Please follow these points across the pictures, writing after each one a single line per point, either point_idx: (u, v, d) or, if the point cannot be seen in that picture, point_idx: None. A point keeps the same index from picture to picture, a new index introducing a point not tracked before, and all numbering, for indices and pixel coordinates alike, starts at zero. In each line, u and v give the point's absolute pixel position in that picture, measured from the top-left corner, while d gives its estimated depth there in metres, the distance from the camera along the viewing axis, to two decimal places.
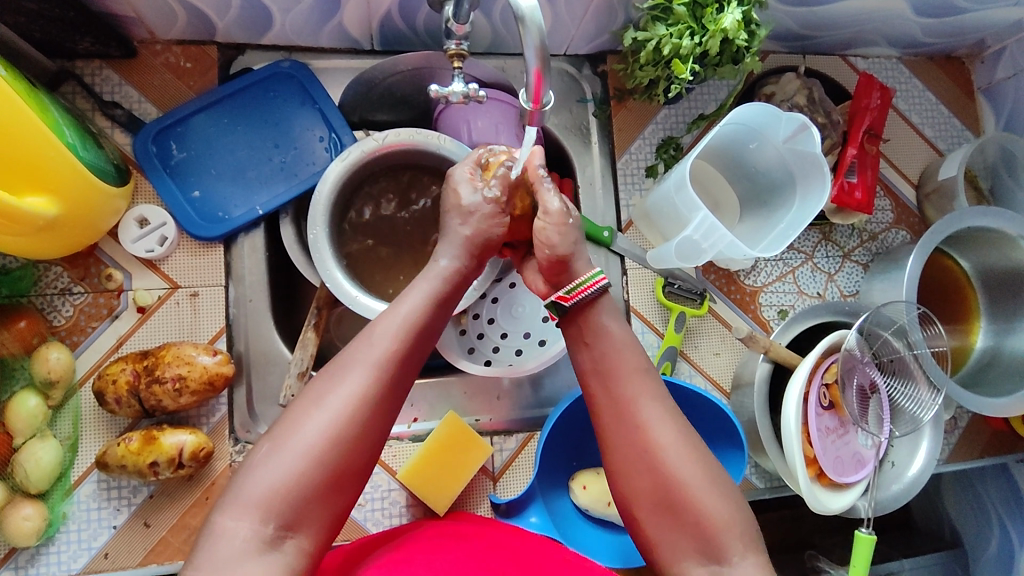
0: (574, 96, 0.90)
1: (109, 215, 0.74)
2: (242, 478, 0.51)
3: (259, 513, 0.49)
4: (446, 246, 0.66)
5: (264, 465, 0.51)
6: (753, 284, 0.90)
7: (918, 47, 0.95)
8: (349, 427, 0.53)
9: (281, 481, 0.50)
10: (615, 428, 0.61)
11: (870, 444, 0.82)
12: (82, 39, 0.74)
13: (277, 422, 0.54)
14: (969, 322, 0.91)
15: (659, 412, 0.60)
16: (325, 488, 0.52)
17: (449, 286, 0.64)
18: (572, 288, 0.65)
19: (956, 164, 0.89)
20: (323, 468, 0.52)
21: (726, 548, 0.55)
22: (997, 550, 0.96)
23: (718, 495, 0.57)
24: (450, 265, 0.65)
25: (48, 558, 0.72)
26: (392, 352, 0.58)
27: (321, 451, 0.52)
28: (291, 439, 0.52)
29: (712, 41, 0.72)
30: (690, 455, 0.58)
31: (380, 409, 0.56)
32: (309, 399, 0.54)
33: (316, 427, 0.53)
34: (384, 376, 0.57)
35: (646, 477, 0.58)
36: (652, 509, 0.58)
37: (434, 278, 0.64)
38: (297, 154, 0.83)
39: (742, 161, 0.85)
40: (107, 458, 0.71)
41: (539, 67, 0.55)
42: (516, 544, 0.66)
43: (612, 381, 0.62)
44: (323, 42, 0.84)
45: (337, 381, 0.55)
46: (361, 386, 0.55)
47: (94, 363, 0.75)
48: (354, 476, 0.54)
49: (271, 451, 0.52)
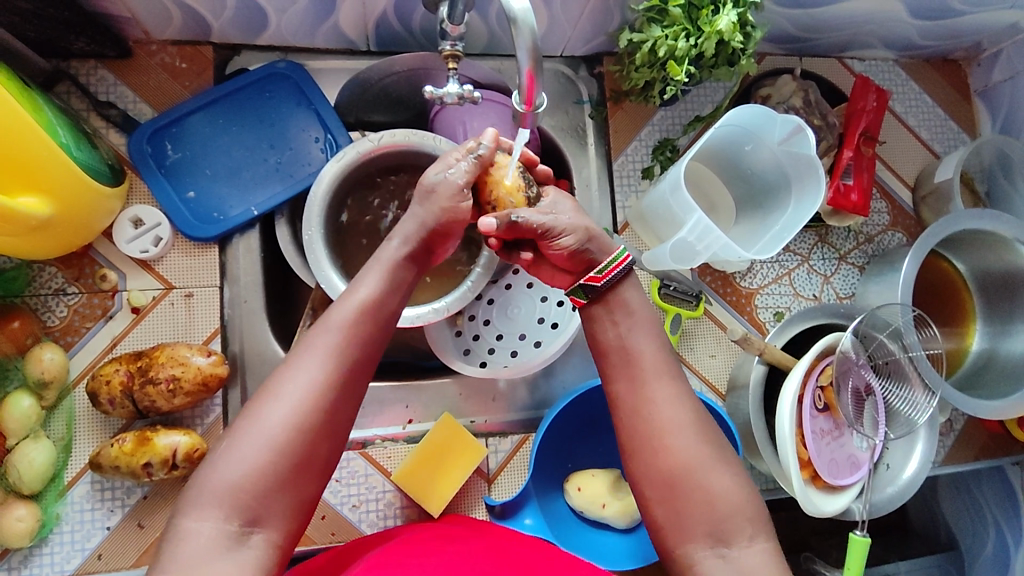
0: (570, 98, 0.90)
1: (102, 215, 0.73)
2: (205, 473, 0.51)
3: (223, 509, 0.49)
4: (401, 226, 0.66)
5: (225, 460, 0.51)
6: (748, 286, 0.90)
7: (915, 50, 0.95)
8: (308, 417, 0.53)
9: (243, 475, 0.50)
10: (629, 407, 0.61)
11: (865, 447, 0.82)
12: (77, 39, 0.74)
13: (238, 417, 0.54)
14: (964, 325, 0.91)
15: (671, 395, 0.60)
16: (288, 479, 0.52)
17: (399, 269, 0.64)
18: (602, 267, 0.66)
19: (952, 165, 0.89)
20: (285, 459, 0.52)
21: (734, 530, 0.55)
22: (992, 551, 0.96)
23: (726, 476, 0.57)
24: (401, 245, 0.64)
25: (41, 559, 0.71)
26: (348, 338, 0.57)
27: (281, 443, 0.52)
28: (251, 433, 0.52)
29: (707, 43, 0.72)
30: (699, 437, 0.58)
31: (341, 396, 0.55)
32: (268, 392, 0.54)
33: (276, 418, 0.52)
34: (342, 362, 0.56)
35: (655, 459, 0.58)
36: (659, 491, 0.57)
37: (386, 262, 0.63)
38: (292, 154, 0.82)
39: (738, 163, 0.85)
40: (101, 459, 0.71)
41: (531, 68, 0.55)
42: (509, 548, 0.65)
43: (629, 365, 0.62)
44: (319, 43, 0.83)
45: (294, 371, 0.55)
46: (319, 374, 0.55)
47: (88, 363, 0.75)
48: (318, 466, 0.54)
49: (231, 446, 0.51)
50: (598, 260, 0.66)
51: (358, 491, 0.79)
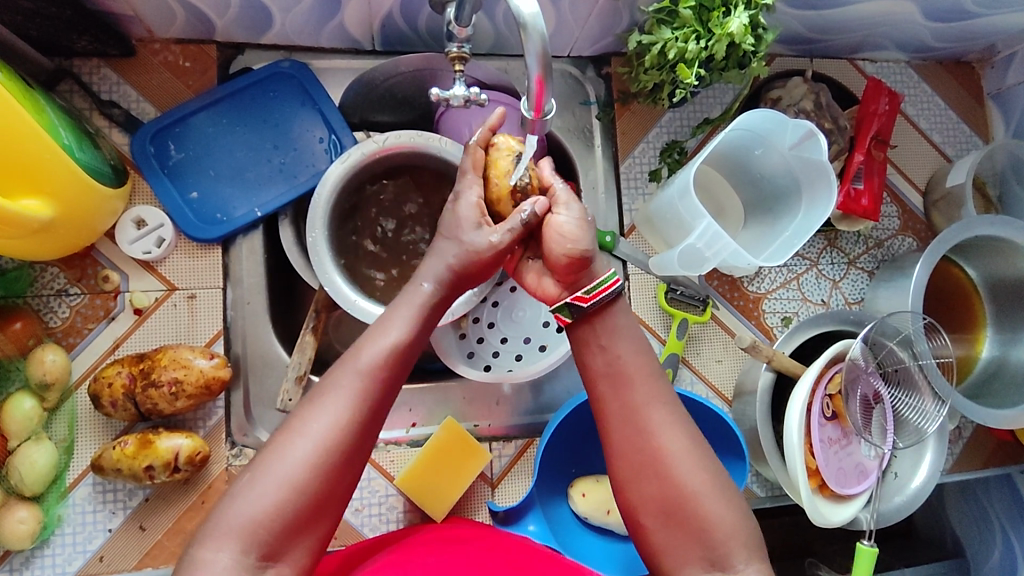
0: (577, 99, 0.89)
1: (105, 216, 0.73)
2: (225, 506, 0.50)
3: (242, 543, 0.49)
4: (429, 268, 0.64)
5: (245, 495, 0.50)
6: (756, 290, 0.89)
7: (928, 52, 0.94)
8: (332, 456, 0.52)
9: (263, 512, 0.49)
10: (624, 432, 0.59)
11: (872, 455, 0.81)
12: (80, 37, 0.74)
13: (261, 447, 0.53)
14: (975, 331, 0.90)
15: (669, 418, 0.59)
16: (307, 517, 0.51)
17: (430, 306, 0.62)
18: (589, 289, 0.63)
19: (965, 170, 0.88)
20: (305, 498, 0.51)
21: (730, 557, 0.54)
22: (999, 560, 0.95)
23: (724, 503, 0.56)
24: (434, 291, 0.63)
25: (42, 561, 0.71)
26: (377, 377, 0.56)
27: (303, 481, 0.51)
28: (272, 469, 0.51)
29: (718, 45, 0.71)
30: (699, 464, 0.57)
31: (364, 436, 0.54)
32: (292, 427, 0.53)
33: (299, 455, 0.51)
34: (369, 402, 0.55)
35: (652, 485, 0.57)
36: (656, 515, 0.57)
37: (416, 300, 0.62)
38: (296, 155, 0.82)
39: (748, 167, 0.84)
40: (103, 461, 0.70)
41: (540, 75, 0.54)
42: (523, 550, 0.65)
43: (624, 386, 0.61)
44: (324, 42, 0.83)
45: (319, 408, 0.53)
46: (346, 413, 0.54)
47: (90, 365, 0.75)
48: (337, 503, 0.53)
49: (252, 481, 0.51)
50: (586, 281, 0.63)
51: (360, 495, 0.79)
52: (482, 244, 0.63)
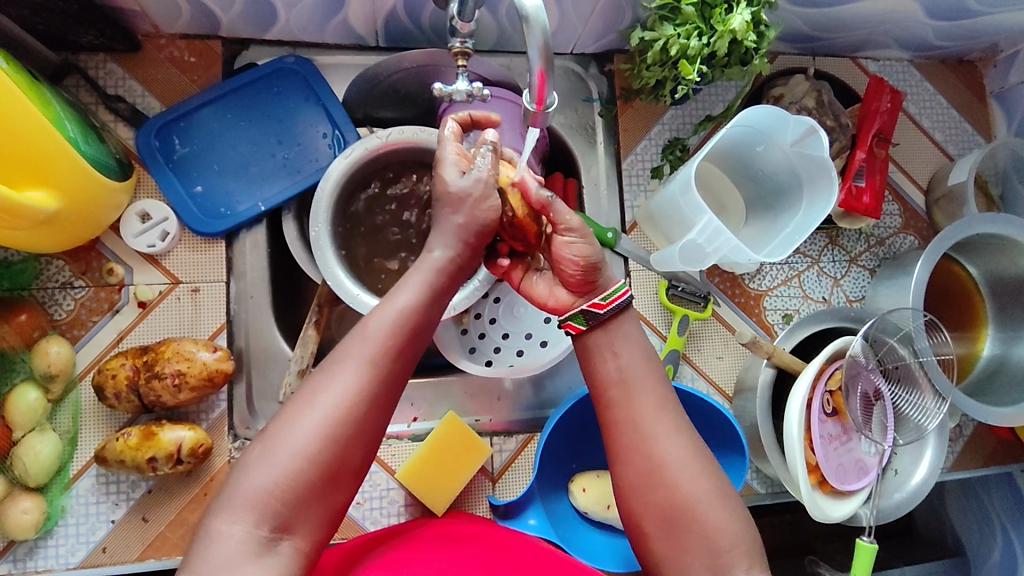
0: (579, 96, 0.90)
1: (111, 209, 0.73)
2: (238, 478, 0.50)
3: (253, 516, 0.49)
4: (439, 235, 0.63)
5: (258, 465, 0.51)
6: (757, 287, 0.89)
7: (930, 50, 0.94)
8: (343, 427, 0.52)
9: (274, 484, 0.50)
10: (625, 441, 0.60)
11: (872, 452, 0.82)
12: (86, 32, 0.74)
13: (271, 420, 0.53)
14: (976, 330, 0.90)
15: (667, 427, 0.59)
16: (319, 488, 0.51)
17: (442, 277, 0.61)
18: (606, 296, 0.64)
19: (966, 169, 0.88)
20: (317, 468, 0.51)
21: (731, 564, 0.54)
22: (999, 559, 0.95)
23: (726, 511, 0.56)
24: (444, 255, 0.62)
25: (46, 551, 0.72)
26: (387, 347, 0.56)
27: (314, 451, 0.51)
28: (284, 439, 0.51)
29: (720, 42, 0.71)
30: (701, 472, 0.57)
31: (375, 407, 0.54)
32: (303, 399, 0.53)
33: (309, 427, 0.52)
34: (379, 372, 0.55)
35: (653, 491, 0.57)
36: (657, 522, 0.57)
37: (428, 270, 0.61)
38: (300, 150, 0.82)
39: (750, 163, 0.84)
40: (106, 452, 0.71)
41: (542, 68, 0.55)
42: (524, 546, 0.65)
43: (627, 392, 0.61)
44: (328, 38, 0.83)
45: (330, 380, 0.54)
46: (356, 384, 0.54)
47: (95, 357, 0.75)
48: (350, 474, 0.53)
49: (265, 452, 0.51)
50: (603, 288, 0.65)
51: (362, 489, 0.79)
52: (471, 190, 0.63)
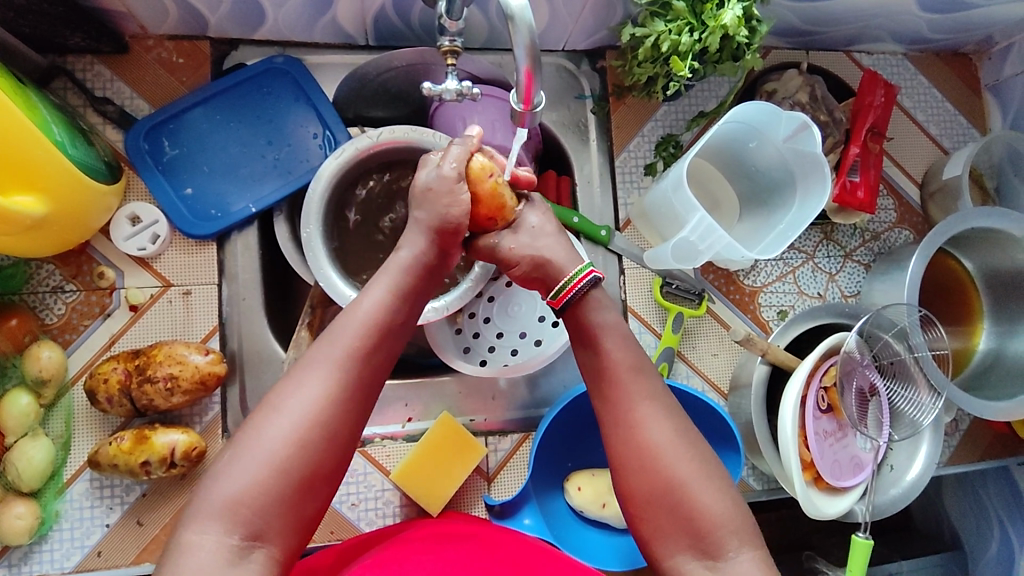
0: (572, 93, 0.89)
1: (100, 212, 0.73)
2: (208, 487, 0.51)
3: (223, 524, 0.49)
4: (411, 234, 0.64)
5: (226, 475, 0.51)
6: (752, 284, 0.88)
7: (925, 43, 0.93)
8: (312, 431, 0.53)
9: (243, 491, 0.50)
10: (613, 426, 0.60)
11: (868, 448, 0.82)
12: (72, 34, 0.73)
13: (240, 429, 0.54)
14: (972, 324, 0.90)
15: (654, 412, 0.59)
16: (290, 495, 0.52)
17: (411, 277, 0.62)
18: (556, 292, 0.65)
19: (961, 162, 0.88)
20: (286, 474, 0.52)
21: (721, 545, 0.55)
22: (996, 552, 0.95)
23: (713, 493, 0.56)
24: (410, 255, 0.63)
25: (41, 556, 0.72)
26: (354, 351, 0.57)
27: (282, 458, 0.52)
28: (254, 447, 0.52)
29: (712, 37, 0.71)
30: (688, 453, 0.58)
31: (345, 412, 0.55)
32: (270, 405, 0.54)
33: (276, 435, 0.52)
34: (348, 375, 0.56)
35: (639, 475, 0.58)
36: (644, 506, 0.57)
37: (395, 271, 0.62)
38: (291, 150, 0.82)
39: (743, 160, 0.84)
40: (99, 457, 0.70)
41: (528, 66, 0.54)
42: (519, 545, 0.64)
43: (608, 382, 0.61)
44: (317, 37, 0.83)
45: (298, 386, 0.54)
46: (323, 389, 0.54)
47: (86, 361, 0.75)
48: (322, 481, 0.54)
49: (233, 459, 0.52)
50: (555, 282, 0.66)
51: (357, 490, 0.79)
52: (432, 184, 0.63)
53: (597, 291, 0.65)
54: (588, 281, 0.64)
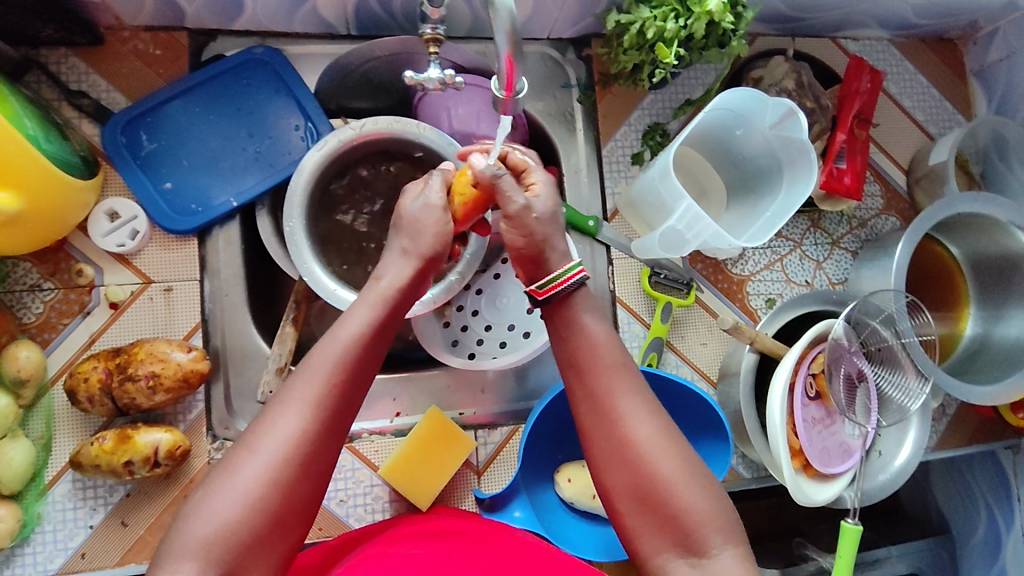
0: (558, 82, 0.88)
1: (78, 209, 0.71)
2: (182, 525, 0.50)
3: (198, 563, 0.48)
4: (389, 263, 0.64)
5: (199, 514, 0.50)
6: (740, 273, 0.88)
7: (910, 29, 0.93)
8: (286, 470, 0.52)
9: (217, 531, 0.50)
10: (596, 423, 0.60)
11: (857, 435, 0.82)
12: (45, 25, 0.72)
13: (216, 465, 0.53)
14: (958, 309, 0.90)
15: (637, 406, 0.59)
16: (265, 532, 0.51)
17: (390, 307, 0.61)
18: (544, 283, 0.64)
19: (947, 148, 0.88)
20: (260, 512, 0.51)
21: (705, 542, 0.55)
22: (983, 535, 0.96)
23: (696, 490, 0.56)
24: (391, 285, 0.62)
25: (23, 559, 0.70)
26: (331, 385, 0.55)
27: (257, 497, 0.51)
28: (227, 486, 0.51)
29: (697, 24, 0.70)
30: (669, 449, 0.57)
31: (320, 446, 0.54)
32: (243, 442, 0.53)
33: (250, 473, 0.51)
34: (324, 410, 0.55)
35: (622, 472, 0.58)
36: (631, 505, 0.57)
37: (374, 301, 0.61)
38: (272, 143, 0.80)
39: (729, 148, 0.83)
40: (81, 458, 0.69)
41: (510, 53, 0.53)
42: (507, 539, 0.63)
43: (594, 377, 0.61)
44: (298, 27, 0.81)
45: (272, 422, 0.53)
46: (298, 426, 0.53)
47: (66, 361, 0.74)
48: (297, 516, 0.53)
49: (207, 498, 0.51)
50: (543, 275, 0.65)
51: (345, 486, 0.78)
52: (421, 214, 0.65)
53: (582, 290, 0.64)
54: (578, 279, 0.63)
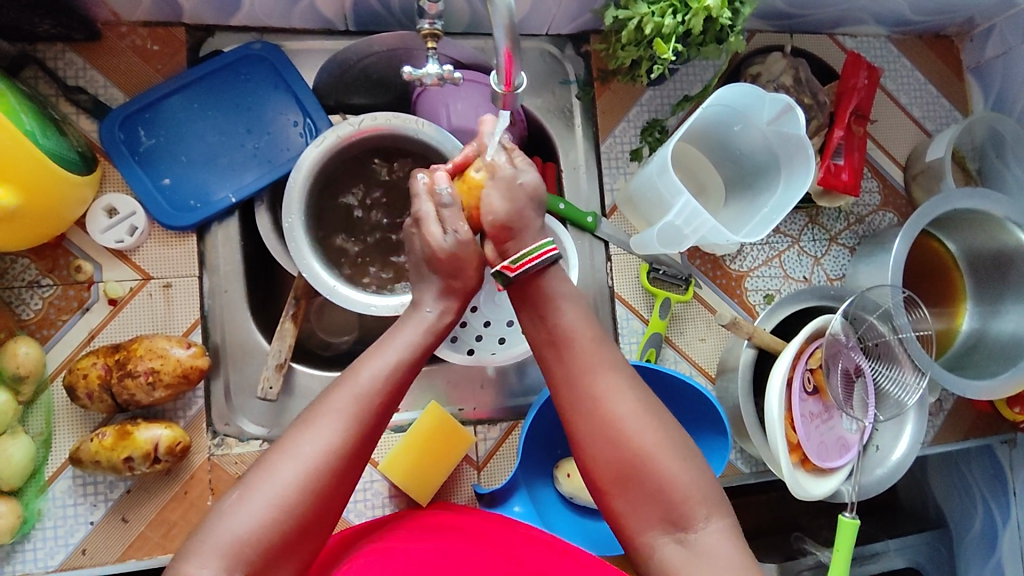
0: (556, 78, 0.89)
1: (77, 205, 0.71)
2: (213, 524, 0.51)
3: (223, 563, 0.49)
4: (428, 292, 0.67)
5: (232, 514, 0.51)
6: (738, 268, 0.88)
7: (907, 25, 0.93)
8: (326, 478, 0.53)
9: (250, 532, 0.50)
10: (574, 401, 0.60)
11: (854, 429, 0.82)
12: (41, 22, 0.71)
13: (251, 468, 0.54)
14: (954, 306, 0.91)
15: (617, 383, 0.59)
16: (293, 536, 0.52)
17: (434, 337, 0.65)
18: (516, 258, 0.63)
19: (943, 144, 0.88)
20: (295, 517, 0.52)
21: (691, 516, 0.55)
22: (981, 529, 0.97)
23: (680, 464, 0.56)
24: (437, 316, 0.66)
25: (24, 556, 0.70)
26: (377, 401, 0.57)
27: (292, 501, 0.52)
28: (265, 488, 0.52)
29: (695, 19, 0.70)
30: (652, 424, 0.58)
31: (358, 459, 0.55)
32: (283, 447, 0.54)
33: (290, 477, 0.52)
34: (367, 425, 0.56)
35: (605, 448, 0.58)
36: (615, 482, 0.57)
37: (420, 328, 0.64)
38: (270, 139, 0.80)
39: (727, 144, 0.83)
40: (81, 454, 0.69)
41: (508, 48, 0.53)
42: (502, 532, 0.64)
43: (578, 359, 0.61)
44: (295, 23, 0.81)
45: (315, 430, 0.54)
46: (341, 435, 0.55)
47: (66, 357, 0.74)
48: (325, 524, 0.54)
49: (241, 499, 0.51)
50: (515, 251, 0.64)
51: None
52: (447, 236, 0.66)
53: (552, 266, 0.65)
54: (551, 256, 0.64)
